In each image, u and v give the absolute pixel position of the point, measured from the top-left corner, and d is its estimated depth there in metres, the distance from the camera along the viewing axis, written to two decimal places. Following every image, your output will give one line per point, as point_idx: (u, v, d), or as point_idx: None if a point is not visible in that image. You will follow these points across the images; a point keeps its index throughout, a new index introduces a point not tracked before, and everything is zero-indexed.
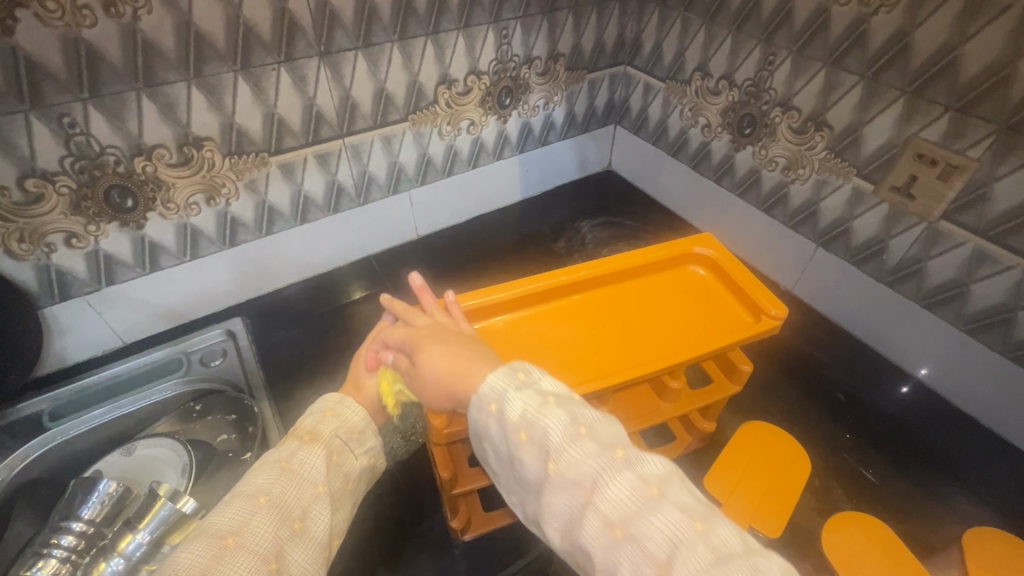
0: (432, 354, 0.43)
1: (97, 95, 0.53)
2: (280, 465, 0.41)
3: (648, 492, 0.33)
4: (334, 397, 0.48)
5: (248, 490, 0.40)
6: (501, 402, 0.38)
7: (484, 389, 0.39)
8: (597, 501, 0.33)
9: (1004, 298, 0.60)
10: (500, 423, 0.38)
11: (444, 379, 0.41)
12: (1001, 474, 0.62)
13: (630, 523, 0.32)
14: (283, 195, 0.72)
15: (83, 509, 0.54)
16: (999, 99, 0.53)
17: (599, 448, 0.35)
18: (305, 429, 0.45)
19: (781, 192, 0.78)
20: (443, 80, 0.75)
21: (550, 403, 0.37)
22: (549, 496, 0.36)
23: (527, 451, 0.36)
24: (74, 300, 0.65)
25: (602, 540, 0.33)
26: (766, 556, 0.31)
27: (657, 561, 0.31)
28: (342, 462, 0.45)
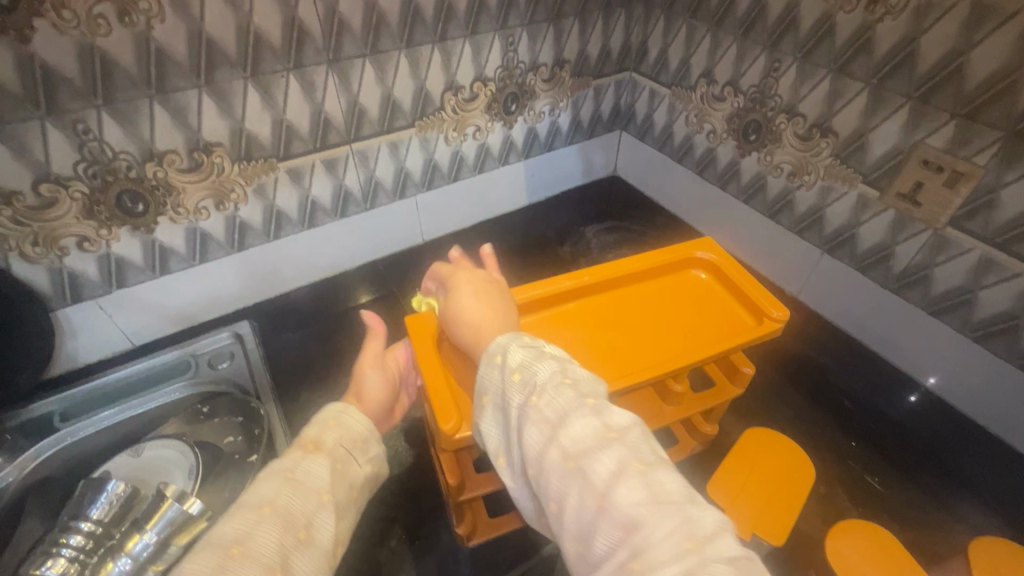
0: (462, 302, 0.46)
1: (110, 102, 0.54)
2: (284, 474, 0.41)
3: (608, 433, 0.33)
4: (339, 407, 0.49)
5: (251, 501, 0.38)
6: (504, 354, 0.40)
7: (496, 343, 0.41)
8: (559, 436, 0.34)
9: (1011, 305, 0.60)
10: (496, 369, 0.39)
11: (467, 326, 0.44)
12: (1009, 484, 0.62)
13: (583, 457, 0.32)
14: (291, 200, 0.73)
15: (91, 509, 0.54)
16: (1005, 106, 0.53)
17: (574, 393, 0.35)
18: (308, 439, 0.45)
19: (786, 198, 0.78)
20: (450, 87, 0.76)
21: (546, 356, 0.39)
22: (519, 434, 0.36)
23: (512, 390, 0.38)
24: (85, 303, 0.66)
25: (555, 471, 0.33)
26: (707, 508, 0.30)
27: (596, 491, 0.31)
28: (346, 470, 0.45)
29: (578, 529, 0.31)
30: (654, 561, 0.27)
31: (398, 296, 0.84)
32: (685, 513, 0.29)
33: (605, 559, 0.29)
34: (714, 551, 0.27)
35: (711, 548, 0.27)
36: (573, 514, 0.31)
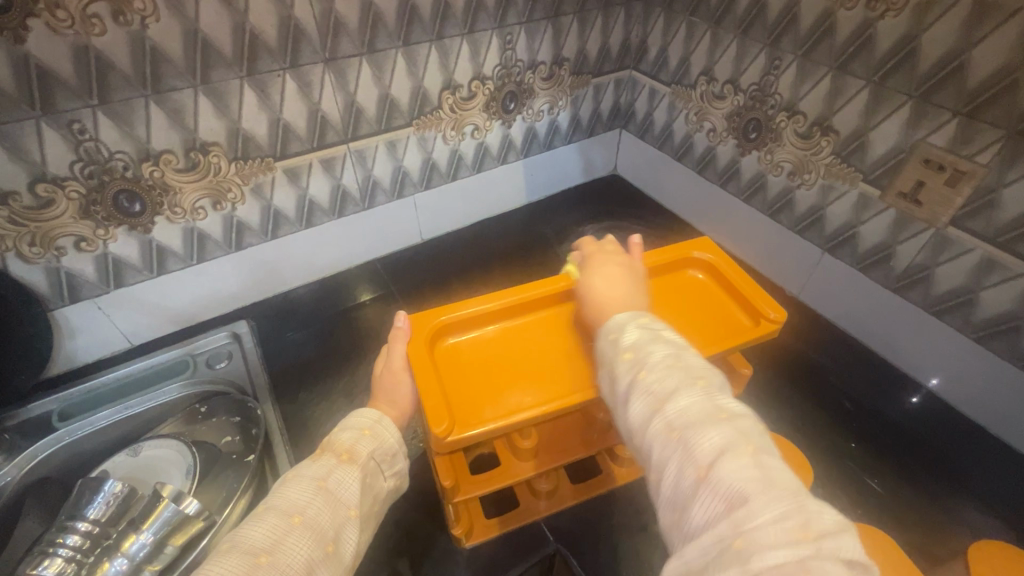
0: (602, 276, 0.47)
1: (105, 102, 0.54)
2: (317, 484, 0.42)
3: (719, 414, 0.34)
4: (373, 416, 0.48)
5: (283, 506, 0.40)
6: (620, 331, 0.41)
7: (615, 319, 0.42)
8: (666, 409, 0.35)
9: (1013, 306, 0.59)
10: (611, 345, 0.40)
11: (597, 305, 0.45)
12: (1009, 485, 0.61)
13: (691, 431, 0.33)
14: (288, 199, 0.73)
15: (89, 508, 0.54)
16: (1007, 105, 0.53)
17: (684, 374, 0.36)
18: (343, 447, 0.45)
19: (786, 197, 0.77)
20: (447, 86, 0.75)
21: (661, 338, 0.39)
22: (625, 405, 0.37)
23: (620, 365, 0.39)
24: (83, 303, 0.67)
25: (659, 441, 0.34)
26: (818, 503, 0.30)
27: (700, 465, 0.32)
28: (374, 483, 0.45)
29: (676, 499, 0.32)
30: (760, 540, 0.28)
31: (396, 296, 0.84)
32: (794, 500, 0.29)
33: (703, 529, 0.30)
34: (825, 541, 0.28)
35: (822, 539, 0.28)
36: (673, 485, 0.32)
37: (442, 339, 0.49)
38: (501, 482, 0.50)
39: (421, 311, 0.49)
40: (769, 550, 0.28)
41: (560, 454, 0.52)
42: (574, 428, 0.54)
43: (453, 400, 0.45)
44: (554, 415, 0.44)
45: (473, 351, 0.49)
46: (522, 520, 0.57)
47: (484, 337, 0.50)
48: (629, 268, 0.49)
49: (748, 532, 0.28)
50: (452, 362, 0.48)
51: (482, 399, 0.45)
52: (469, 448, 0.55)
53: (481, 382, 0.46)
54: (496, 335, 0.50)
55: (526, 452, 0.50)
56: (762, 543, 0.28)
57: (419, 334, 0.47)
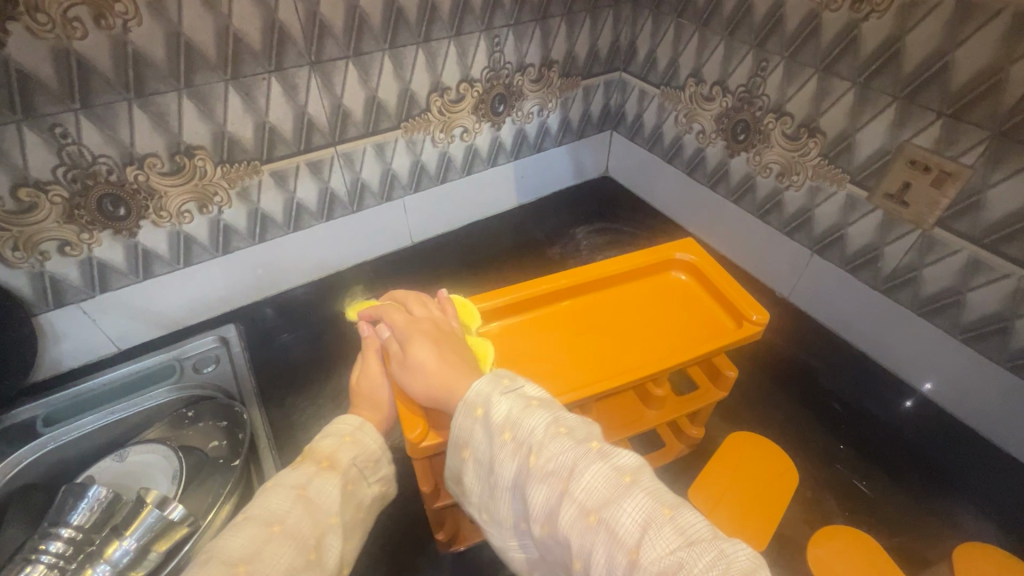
0: (418, 345, 0.44)
1: (88, 106, 0.54)
2: (297, 491, 0.41)
3: (622, 480, 0.33)
4: (355, 423, 0.48)
5: (261, 516, 0.39)
6: (486, 406, 0.38)
7: (472, 393, 0.39)
8: (571, 490, 0.33)
9: (1000, 306, 0.59)
10: (483, 426, 0.37)
11: (432, 380, 0.42)
12: (998, 488, 0.61)
13: (605, 508, 0.32)
14: (276, 202, 0.73)
15: (72, 515, 0.54)
16: (991, 106, 0.53)
17: (575, 442, 0.35)
18: (323, 454, 0.45)
19: (775, 199, 0.77)
20: (435, 88, 0.75)
21: (534, 407, 0.37)
22: (523, 493, 0.35)
23: (505, 450, 0.36)
24: (68, 307, 0.66)
25: (575, 528, 0.32)
26: (738, 544, 0.31)
27: (625, 543, 0.31)
28: (356, 491, 0.45)
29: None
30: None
31: (386, 299, 0.83)
32: (720, 551, 0.30)
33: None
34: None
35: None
36: (601, 567, 0.31)
37: None
38: None
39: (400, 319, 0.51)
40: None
41: None
42: None
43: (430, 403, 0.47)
44: None
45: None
46: None
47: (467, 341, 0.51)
48: (442, 328, 0.46)
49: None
50: None
51: None
52: None
53: None
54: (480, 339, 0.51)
55: None
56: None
57: None
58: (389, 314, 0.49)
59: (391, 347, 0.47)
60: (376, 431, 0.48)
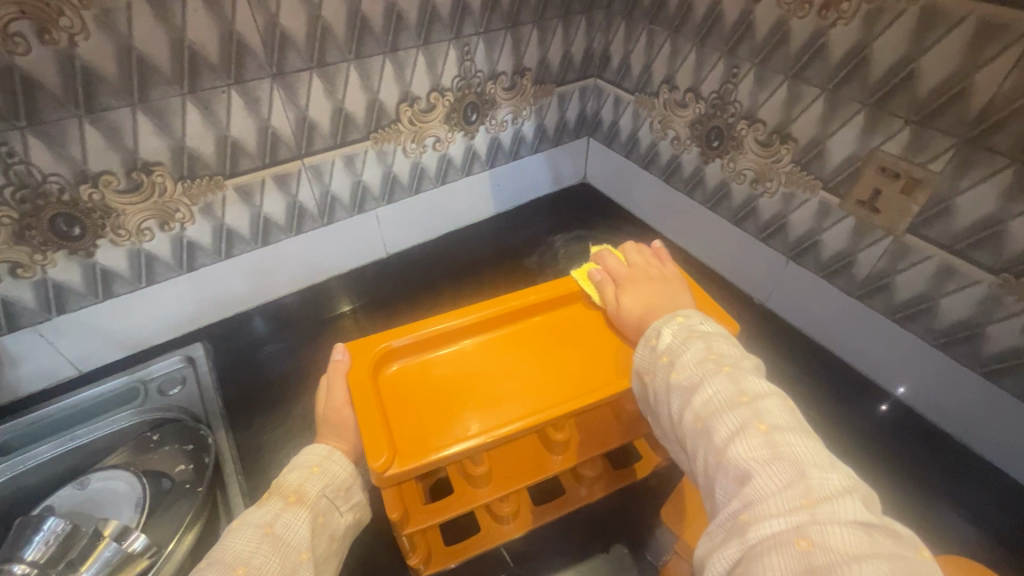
0: (630, 290, 0.48)
1: (35, 123, 0.52)
2: (261, 531, 0.39)
3: (739, 399, 0.36)
4: (323, 451, 0.46)
5: (225, 560, 0.37)
6: (657, 336, 0.43)
7: (656, 324, 0.44)
8: (694, 401, 0.38)
9: (972, 313, 0.59)
10: (649, 349, 0.43)
11: (637, 316, 0.46)
12: (975, 495, 0.61)
13: (711, 417, 0.36)
14: (241, 218, 0.71)
15: (26, 550, 0.51)
16: (958, 112, 0.52)
17: (712, 364, 0.39)
18: (290, 488, 0.43)
19: (750, 205, 0.76)
20: (405, 98, 0.74)
21: (693, 336, 0.41)
22: (661, 403, 0.41)
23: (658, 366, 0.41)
24: (23, 330, 0.64)
25: (688, 430, 0.37)
26: (828, 473, 0.31)
27: (718, 448, 0.35)
28: (328, 522, 0.43)
29: (706, 480, 0.35)
30: (764, 511, 0.30)
31: (358, 313, 0.81)
32: (800, 473, 0.32)
33: (724, 504, 0.33)
34: (824, 507, 0.30)
35: (821, 504, 0.30)
36: (701, 467, 0.36)
37: (388, 365, 0.48)
38: (455, 510, 0.48)
39: (362, 339, 0.48)
40: (769, 519, 0.30)
41: (516, 480, 0.50)
42: (531, 450, 0.52)
43: (396, 428, 0.43)
44: (498, 441, 0.42)
45: (419, 376, 0.47)
46: (485, 545, 0.53)
47: (433, 360, 0.49)
48: (657, 276, 0.50)
49: (755, 505, 0.31)
50: (400, 386, 0.46)
51: (426, 429, 0.43)
52: (426, 475, 0.53)
53: (427, 408, 0.44)
54: (447, 357, 0.49)
55: (480, 479, 0.49)
56: (764, 514, 0.30)
57: (364, 360, 0.46)
58: (605, 259, 0.53)
59: (601, 290, 0.51)
60: (346, 458, 0.47)
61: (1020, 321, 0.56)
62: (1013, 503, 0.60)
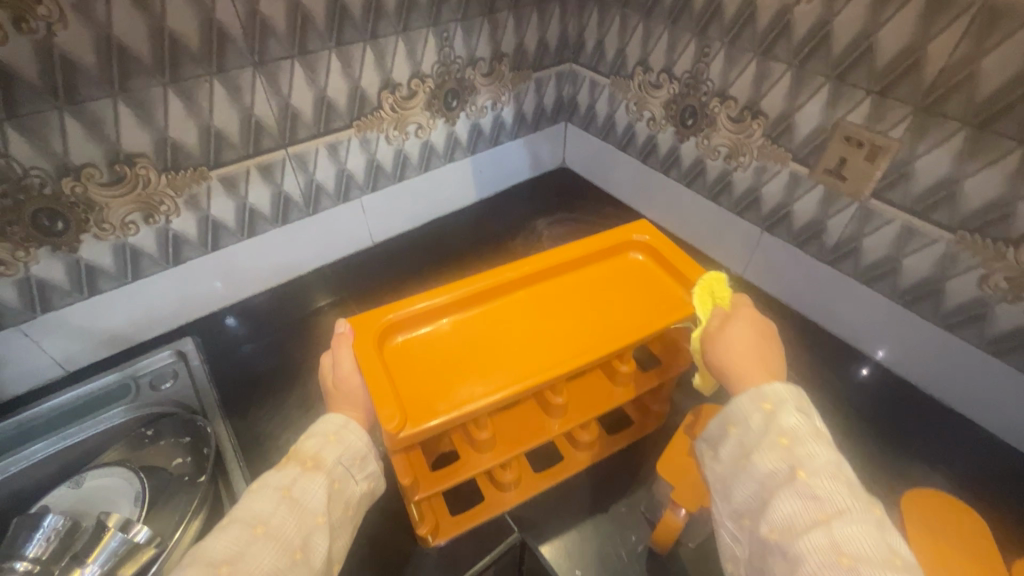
0: (741, 330, 0.46)
1: (14, 115, 0.51)
2: (281, 493, 0.42)
3: (894, 559, 0.34)
4: (340, 420, 0.47)
5: (244, 518, 0.40)
6: (777, 406, 0.41)
7: (777, 387, 0.42)
8: (833, 524, 0.36)
9: (931, 271, 0.63)
10: (763, 414, 0.41)
11: (740, 356, 0.45)
12: (944, 442, 0.65)
13: (859, 561, 0.34)
14: (227, 208, 0.70)
15: (27, 547, 0.50)
16: (913, 82, 0.56)
17: (854, 495, 0.37)
18: (308, 454, 0.45)
19: (724, 180, 0.80)
20: (386, 85, 0.74)
21: (823, 437, 0.40)
22: (772, 501, 0.38)
23: (774, 450, 0.40)
24: (8, 331, 0.62)
25: (818, 556, 0.35)
26: None
27: None
28: (344, 488, 0.45)
29: None
30: None
31: (348, 301, 0.82)
32: None
33: None
34: None
35: None
36: None
37: (390, 338, 0.49)
38: (460, 475, 0.49)
39: (364, 314, 0.49)
40: None
41: (518, 444, 0.51)
42: (531, 415, 0.54)
43: (405, 397, 0.45)
44: (503, 403, 0.44)
45: (424, 348, 0.49)
46: (490, 512, 0.56)
47: (433, 333, 0.50)
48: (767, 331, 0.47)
49: None
50: (405, 357, 0.48)
51: (434, 395, 0.45)
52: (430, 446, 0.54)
53: (432, 376, 0.46)
54: (449, 330, 0.50)
55: (486, 444, 0.50)
56: None
57: (367, 333, 0.47)
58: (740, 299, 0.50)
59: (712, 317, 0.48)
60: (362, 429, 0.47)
61: (974, 276, 0.60)
62: (977, 449, 0.64)
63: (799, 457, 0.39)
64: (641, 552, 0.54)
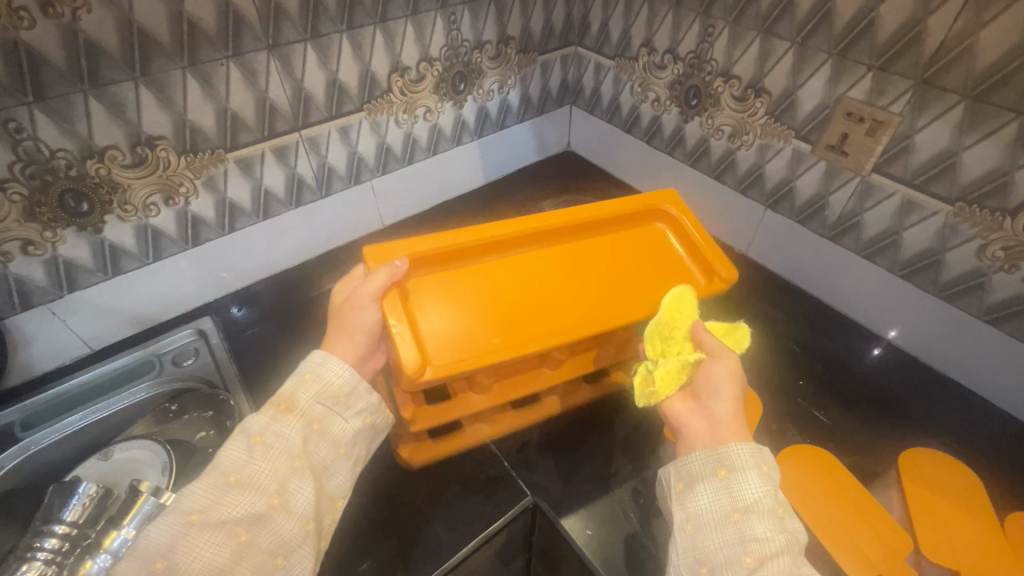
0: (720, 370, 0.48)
1: (42, 98, 0.53)
2: (253, 441, 0.45)
3: None
4: (318, 358, 0.49)
5: (221, 465, 0.44)
6: (770, 470, 0.44)
7: (770, 453, 0.45)
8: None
9: (931, 242, 0.65)
10: (762, 475, 0.43)
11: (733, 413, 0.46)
12: (943, 411, 0.67)
13: None
14: (243, 190, 0.72)
15: (64, 512, 0.53)
16: (914, 55, 0.58)
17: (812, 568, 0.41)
18: (283, 397, 0.47)
19: (729, 159, 0.81)
20: (395, 69, 0.76)
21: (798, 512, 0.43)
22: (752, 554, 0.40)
23: (766, 510, 0.42)
24: (36, 309, 0.64)
25: None
26: None
27: None
28: (325, 429, 0.47)
29: None
30: None
31: None
32: None
33: None
34: None
35: None
36: None
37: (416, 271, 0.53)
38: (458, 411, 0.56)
39: (397, 242, 0.51)
40: None
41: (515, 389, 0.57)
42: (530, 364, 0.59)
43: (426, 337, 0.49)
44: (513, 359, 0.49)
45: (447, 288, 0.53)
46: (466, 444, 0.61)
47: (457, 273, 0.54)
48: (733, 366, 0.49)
49: None
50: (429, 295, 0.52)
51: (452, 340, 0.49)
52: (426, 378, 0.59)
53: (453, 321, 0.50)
54: (471, 274, 0.54)
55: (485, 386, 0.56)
56: None
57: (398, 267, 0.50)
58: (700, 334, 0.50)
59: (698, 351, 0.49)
60: (342, 363, 0.49)
61: (973, 246, 0.62)
62: (976, 416, 0.66)
63: (787, 528, 0.41)
64: (649, 513, 0.56)
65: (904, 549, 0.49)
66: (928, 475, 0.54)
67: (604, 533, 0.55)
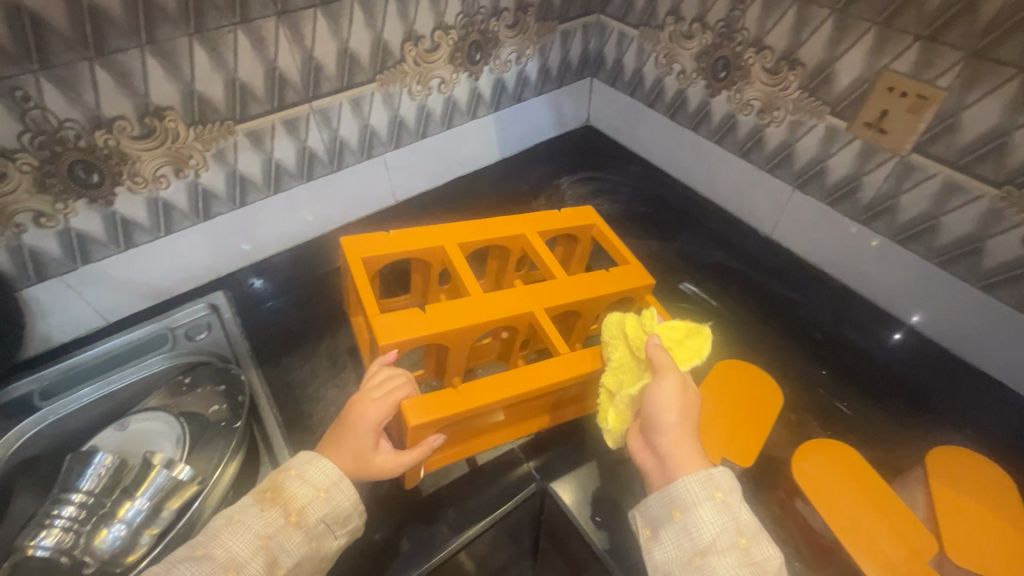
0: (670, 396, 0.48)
1: (47, 67, 0.52)
2: (260, 542, 0.44)
3: None
4: (333, 475, 0.48)
5: (222, 556, 0.43)
6: (725, 495, 0.45)
7: (722, 476, 0.46)
8: None
9: (973, 228, 0.61)
10: (715, 505, 0.44)
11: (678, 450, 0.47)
12: (975, 407, 0.64)
13: None
14: (254, 164, 0.71)
15: (81, 481, 0.53)
16: (967, 24, 0.54)
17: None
18: (296, 505, 0.46)
19: (756, 136, 0.77)
20: (409, 37, 0.73)
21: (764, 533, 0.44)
22: None
23: (726, 544, 0.43)
24: (52, 281, 0.65)
25: None
26: None
27: None
28: (320, 544, 0.47)
29: None
30: None
31: None
32: None
33: None
34: None
35: None
36: None
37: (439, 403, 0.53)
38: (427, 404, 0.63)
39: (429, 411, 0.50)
40: None
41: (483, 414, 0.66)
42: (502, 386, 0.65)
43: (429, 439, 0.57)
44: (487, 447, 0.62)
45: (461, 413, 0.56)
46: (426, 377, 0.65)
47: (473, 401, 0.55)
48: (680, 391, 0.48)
49: None
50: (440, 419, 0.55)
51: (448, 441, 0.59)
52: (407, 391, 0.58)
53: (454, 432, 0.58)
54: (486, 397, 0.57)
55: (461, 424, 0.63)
56: None
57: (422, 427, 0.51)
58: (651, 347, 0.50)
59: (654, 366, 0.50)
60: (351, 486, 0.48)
61: (1020, 233, 0.58)
62: (1009, 411, 0.63)
63: (752, 558, 0.43)
64: None
65: (925, 551, 0.47)
66: (958, 474, 0.52)
67: (612, 520, 0.55)
